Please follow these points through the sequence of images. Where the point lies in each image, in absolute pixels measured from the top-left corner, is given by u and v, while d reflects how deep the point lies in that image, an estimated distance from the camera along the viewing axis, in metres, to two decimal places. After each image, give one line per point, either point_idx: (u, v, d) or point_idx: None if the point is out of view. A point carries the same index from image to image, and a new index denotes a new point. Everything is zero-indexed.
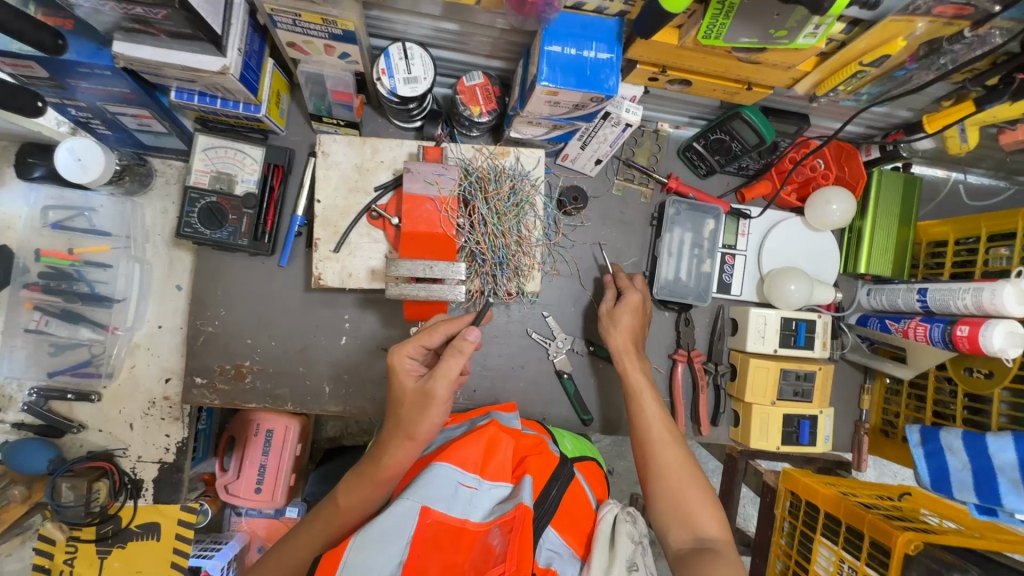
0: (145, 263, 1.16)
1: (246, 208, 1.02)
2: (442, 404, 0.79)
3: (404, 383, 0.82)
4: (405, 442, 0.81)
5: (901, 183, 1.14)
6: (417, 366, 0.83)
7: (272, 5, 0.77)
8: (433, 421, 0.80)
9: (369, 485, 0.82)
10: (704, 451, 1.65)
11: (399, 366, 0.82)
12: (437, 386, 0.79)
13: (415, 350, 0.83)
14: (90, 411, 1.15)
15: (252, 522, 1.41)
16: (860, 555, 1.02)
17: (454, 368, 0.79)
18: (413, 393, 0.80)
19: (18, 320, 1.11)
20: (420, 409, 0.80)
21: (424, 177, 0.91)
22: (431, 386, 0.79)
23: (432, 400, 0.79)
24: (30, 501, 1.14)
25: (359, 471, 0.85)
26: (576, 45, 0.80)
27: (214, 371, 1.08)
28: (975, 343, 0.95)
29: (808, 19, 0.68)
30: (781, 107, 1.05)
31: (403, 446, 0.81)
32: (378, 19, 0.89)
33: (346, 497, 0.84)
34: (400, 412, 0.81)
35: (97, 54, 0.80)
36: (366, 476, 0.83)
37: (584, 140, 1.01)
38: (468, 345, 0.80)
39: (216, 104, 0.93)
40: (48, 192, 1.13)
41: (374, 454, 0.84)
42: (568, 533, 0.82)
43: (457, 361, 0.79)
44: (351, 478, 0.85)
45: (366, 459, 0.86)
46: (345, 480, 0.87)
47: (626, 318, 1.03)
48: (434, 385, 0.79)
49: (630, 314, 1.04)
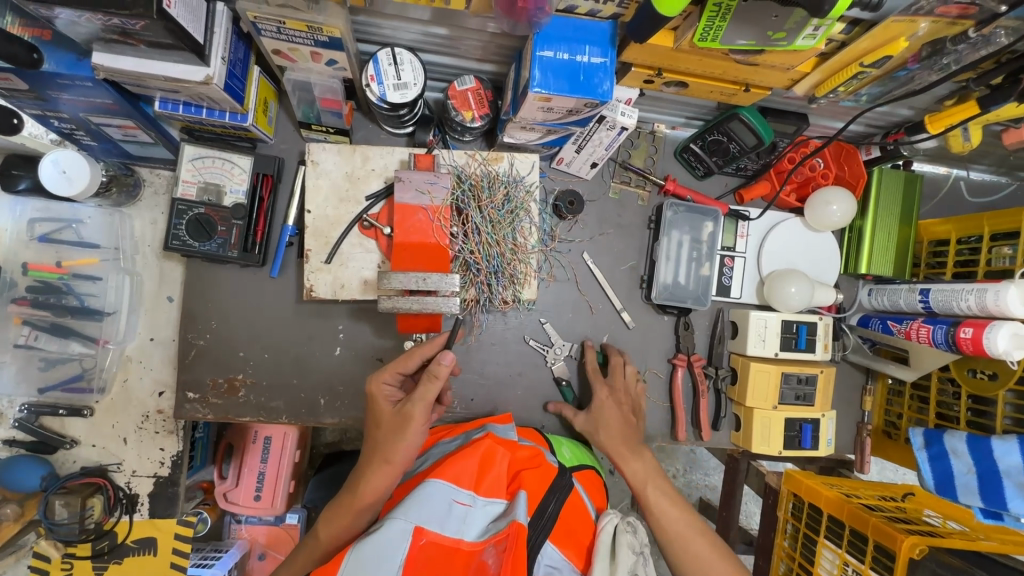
0: (136, 275, 1.13)
1: (236, 219, 1.00)
2: (418, 427, 0.80)
3: (381, 407, 0.84)
4: (381, 466, 0.80)
5: (902, 183, 1.13)
6: (394, 392, 0.86)
7: (255, 13, 0.75)
8: (410, 444, 0.80)
9: (351, 512, 0.81)
10: (705, 451, 1.64)
11: (378, 392, 0.84)
12: (415, 409, 0.81)
13: (392, 376, 0.86)
14: (82, 426, 1.13)
15: (253, 529, 1.38)
16: (864, 559, 1.01)
17: (430, 392, 0.81)
18: (390, 416, 0.82)
19: (7, 336, 1.09)
20: (398, 432, 0.81)
21: (416, 186, 0.89)
22: (408, 410, 0.81)
23: (409, 422, 0.80)
24: (23, 520, 1.13)
25: (337, 503, 0.84)
26: (569, 50, 0.78)
27: (207, 385, 1.06)
28: (979, 345, 0.94)
29: (808, 20, 0.66)
30: (779, 107, 1.03)
31: (380, 470, 0.80)
32: (366, 25, 0.87)
33: (327, 527, 0.82)
34: (378, 435, 0.83)
35: (76, 65, 0.78)
36: (346, 501, 0.82)
37: (579, 144, 0.99)
38: (443, 369, 0.80)
39: (201, 114, 0.90)
40: (34, 204, 1.10)
41: (353, 479, 0.83)
42: (567, 547, 0.80)
43: (433, 385, 0.81)
44: (334, 504, 0.84)
45: (345, 488, 0.85)
46: (327, 509, 0.85)
47: (604, 419, 1.00)
48: (411, 409, 0.80)
49: (605, 413, 1.01)
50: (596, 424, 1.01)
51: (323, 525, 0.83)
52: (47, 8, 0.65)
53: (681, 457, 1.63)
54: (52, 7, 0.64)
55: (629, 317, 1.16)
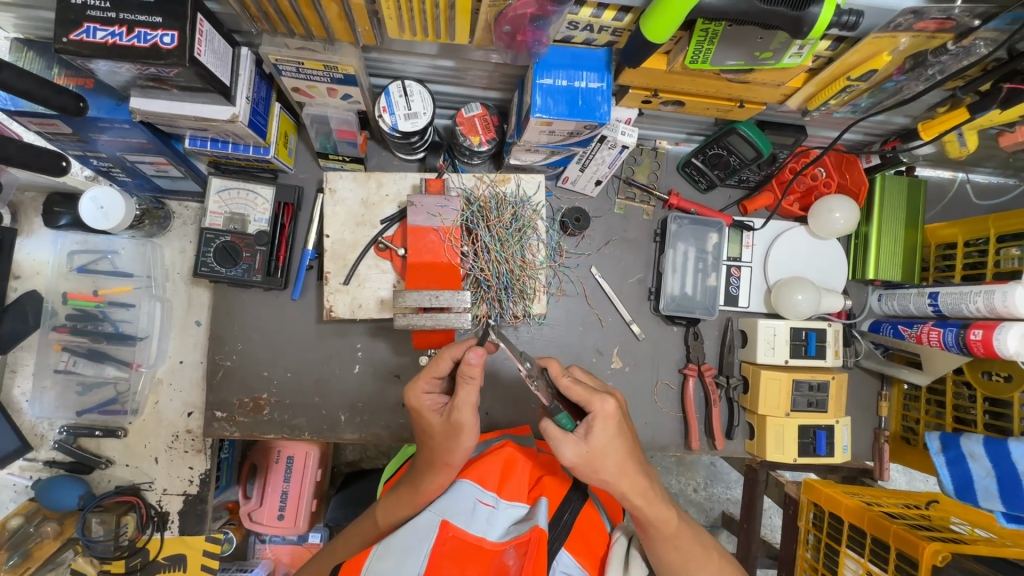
0: (166, 301, 1.20)
1: (260, 245, 1.06)
2: (470, 432, 0.80)
3: (431, 420, 0.83)
4: (432, 468, 0.84)
5: (906, 188, 1.14)
6: (437, 399, 0.84)
7: (276, 56, 0.81)
8: (465, 447, 0.81)
9: (404, 504, 0.87)
10: (726, 464, 1.63)
11: (419, 404, 0.83)
12: (464, 416, 0.79)
13: (429, 384, 0.83)
14: (117, 446, 1.18)
15: (276, 549, 1.42)
16: (887, 567, 1.00)
17: (471, 394, 0.78)
18: (441, 426, 0.81)
19: (48, 362, 1.17)
20: (452, 438, 0.81)
21: (428, 210, 0.94)
22: (456, 419, 0.79)
23: (461, 430, 0.80)
24: (62, 537, 1.18)
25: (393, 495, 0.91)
26: (567, 76, 0.83)
27: (233, 405, 1.11)
28: (989, 347, 0.93)
29: (792, 40, 0.70)
30: (777, 121, 1.06)
31: (436, 472, 0.83)
32: (378, 61, 0.93)
33: (382, 516, 0.90)
34: (433, 444, 0.83)
35: (116, 110, 0.85)
36: (406, 498, 0.87)
37: (583, 163, 1.04)
38: (473, 368, 0.75)
39: (228, 149, 0.97)
40: (74, 237, 1.17)
41: (412, 478, 0.88)
42: (582, 556, 0.82)
43: (470, 387, 0.77)
44: (391, 496, 0.90)
45: (401, 485, 0.91)
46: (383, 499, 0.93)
47: (611, 446, 0.74)
48: (460, 418, 0.79)
49: (610, 435, 0.74)
50: (597, 456, 0.73)
51: (380, 512, 0.91)
52: (91, 61, 0.72)
53: (701, 471, 1.62)
54: (96, 60, 0.71)
55: (638, 329, 1.19)
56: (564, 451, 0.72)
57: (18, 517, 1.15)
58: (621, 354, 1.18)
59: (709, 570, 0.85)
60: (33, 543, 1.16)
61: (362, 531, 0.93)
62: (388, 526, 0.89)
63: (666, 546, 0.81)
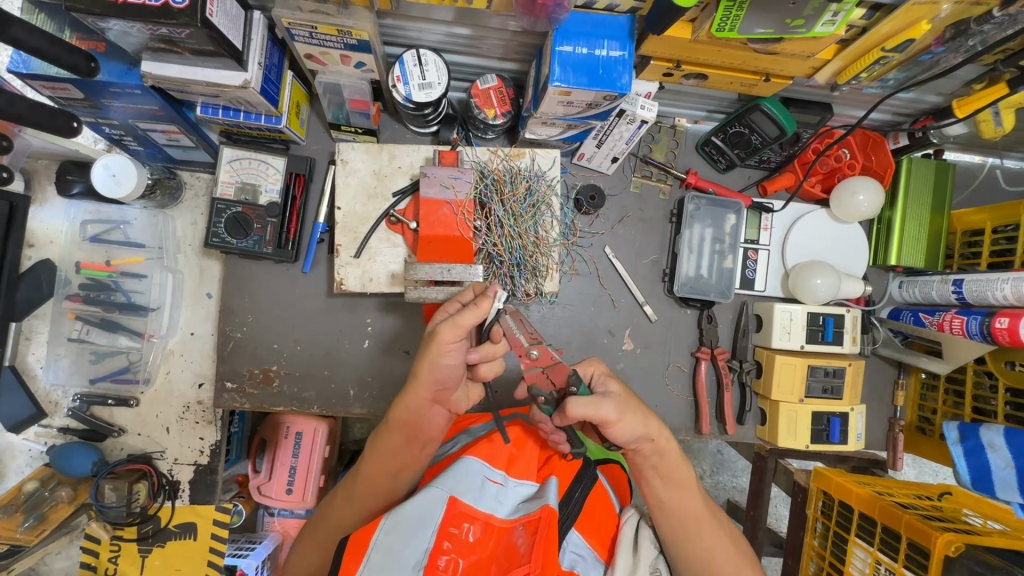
0: (177, 272, 1.20)
1: (270, 217, 1.05)
2: (445, 347, 0.75)
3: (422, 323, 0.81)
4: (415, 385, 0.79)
5: (932, 172, 1.11)
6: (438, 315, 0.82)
7: (290, 19, 0.78)
8: (434, 362, 0.76)
9: (390, 435, 0.84)
10: (733, 452, 1.62)
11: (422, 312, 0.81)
12: (444, 329, 0.74)
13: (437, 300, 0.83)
14: (128, 415, 1.19)
15: (284, 522, 1.43)
16: (897, 558, 0.98)
17: (470, 321, 0.74)
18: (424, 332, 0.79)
19: (62, 330, 1.18)
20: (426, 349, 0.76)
21: (441, 181, 0.93)
22: (436, 329, 0.75)
23: (433, 340, 0.75)
24: (76, 502, 1.19)
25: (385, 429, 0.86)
26: (588, 44, 0.80)
27: (244, 375, 1.11)
28: (1015, 336, 0.90)
29: (827, 6, 0.67)
30: (802, 98, 1.02)
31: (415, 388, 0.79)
32: (392, 27, 0.91)
33: (373, 454, 0.86)
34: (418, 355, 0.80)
35: (128, 74, 0.84)
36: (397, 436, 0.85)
37: (599, 138, 1.01)
38: (489, 296, 0.77)
39: (239, 117, 0.95)
40: (87, 207, 1.18)
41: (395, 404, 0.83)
42: (591, 536, 0.82)
43: (474, 312, 0.74)
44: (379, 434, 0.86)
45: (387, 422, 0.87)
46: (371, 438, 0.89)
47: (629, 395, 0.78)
48: (441, 328, 0.74)
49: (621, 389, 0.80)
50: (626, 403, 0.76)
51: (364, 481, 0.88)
52: (102, 19, 0.70)
53: (708, 458, 1.61)
54: (107, 19, 0.70)
55: (651, 311, 1.17)
56: (603, 407, 0.72)
57: (33, 481, 1.18)
58: (632, 335, 1.17)
59: (714, 533, 0.84)
60: (48, 506, 1.18)
61: (363, 494, 0.88)
62: (383, 471, 0.87)
63: (672, 505, 0.82)
